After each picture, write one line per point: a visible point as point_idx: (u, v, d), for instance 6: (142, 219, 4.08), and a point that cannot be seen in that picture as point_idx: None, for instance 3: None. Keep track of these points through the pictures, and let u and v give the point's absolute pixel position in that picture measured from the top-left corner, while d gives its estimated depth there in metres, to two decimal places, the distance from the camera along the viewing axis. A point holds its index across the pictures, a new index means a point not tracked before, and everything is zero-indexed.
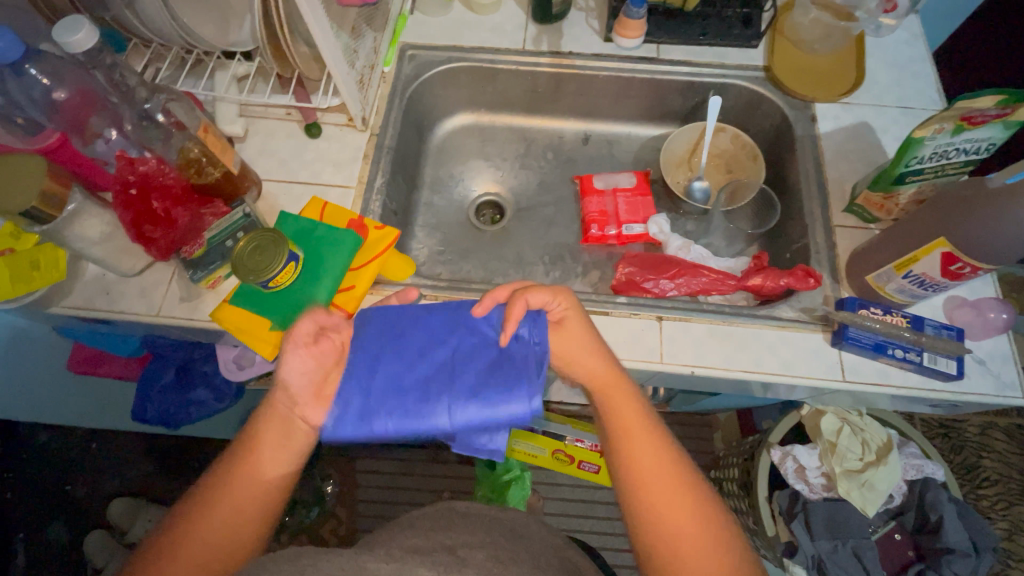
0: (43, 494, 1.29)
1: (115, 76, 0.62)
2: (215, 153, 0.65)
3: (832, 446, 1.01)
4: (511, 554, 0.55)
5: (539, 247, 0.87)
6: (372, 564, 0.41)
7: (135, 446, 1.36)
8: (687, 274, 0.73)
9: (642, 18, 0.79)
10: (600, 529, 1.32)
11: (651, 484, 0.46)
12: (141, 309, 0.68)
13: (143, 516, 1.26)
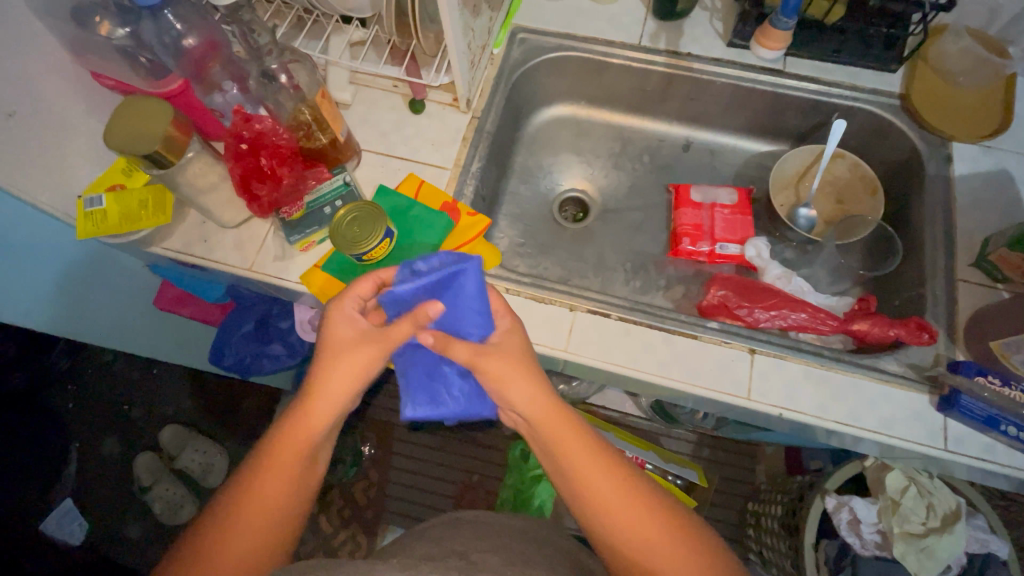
0: (106, 409, 1.38)
1: (249, 32, 0.63)
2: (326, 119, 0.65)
3: (894, 504, 0.95)
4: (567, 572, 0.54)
5: (622, 252, 0.83)
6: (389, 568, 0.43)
7: (191, 380, 1.43)
8: (785, 307, 0.68)
9: (790, 29, 0.73)
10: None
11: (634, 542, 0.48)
12: (234, 260, 0.70)
13: (190, 447, 1.34)
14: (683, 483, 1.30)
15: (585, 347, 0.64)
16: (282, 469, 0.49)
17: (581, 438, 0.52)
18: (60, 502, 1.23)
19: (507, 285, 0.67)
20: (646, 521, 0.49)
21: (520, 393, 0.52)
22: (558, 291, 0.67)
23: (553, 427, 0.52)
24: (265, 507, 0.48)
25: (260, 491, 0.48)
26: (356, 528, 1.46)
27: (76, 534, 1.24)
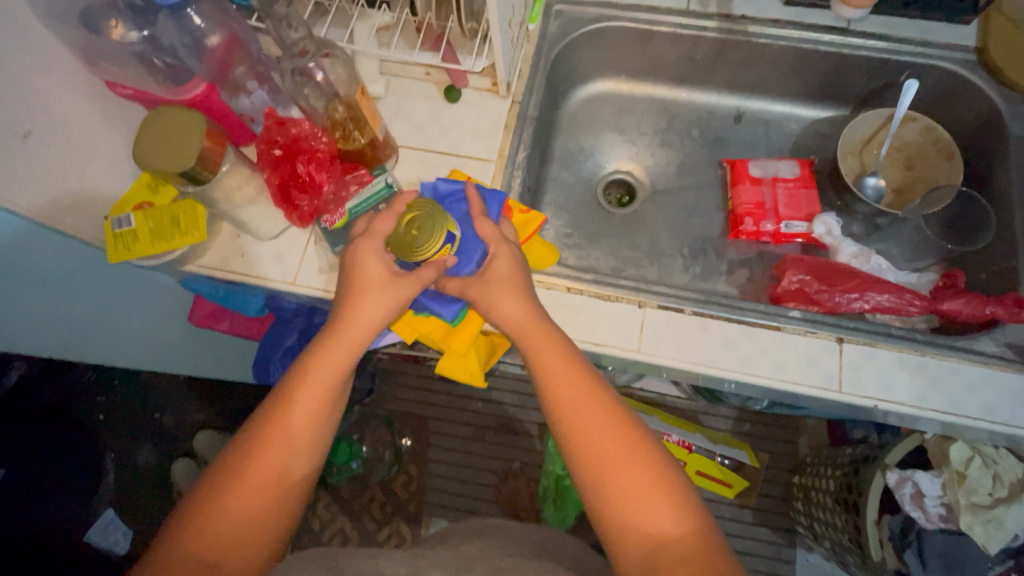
0: None
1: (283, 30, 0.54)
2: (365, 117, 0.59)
3: (960, 476, 0.92)
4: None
5: (677, 236, 0.78)
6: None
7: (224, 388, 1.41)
8: (868, 289, 0.64)
9: None
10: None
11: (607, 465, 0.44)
12: (276, 275, 0.66)
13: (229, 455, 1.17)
14: (732, 463, 1.36)
15: (659, 346, 0.60)
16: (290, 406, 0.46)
17: (562, 352, 0.51)
18: (102, 511, 1.04)
19: (570, 285, 0.63)
20: (618, 437, 0.46)
21: (496, 304, 0.54)
22: (626, 286, 0.62)
23: (534, 342, 0.52)
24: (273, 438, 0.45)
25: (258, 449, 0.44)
26: (400, 521, 1.47)
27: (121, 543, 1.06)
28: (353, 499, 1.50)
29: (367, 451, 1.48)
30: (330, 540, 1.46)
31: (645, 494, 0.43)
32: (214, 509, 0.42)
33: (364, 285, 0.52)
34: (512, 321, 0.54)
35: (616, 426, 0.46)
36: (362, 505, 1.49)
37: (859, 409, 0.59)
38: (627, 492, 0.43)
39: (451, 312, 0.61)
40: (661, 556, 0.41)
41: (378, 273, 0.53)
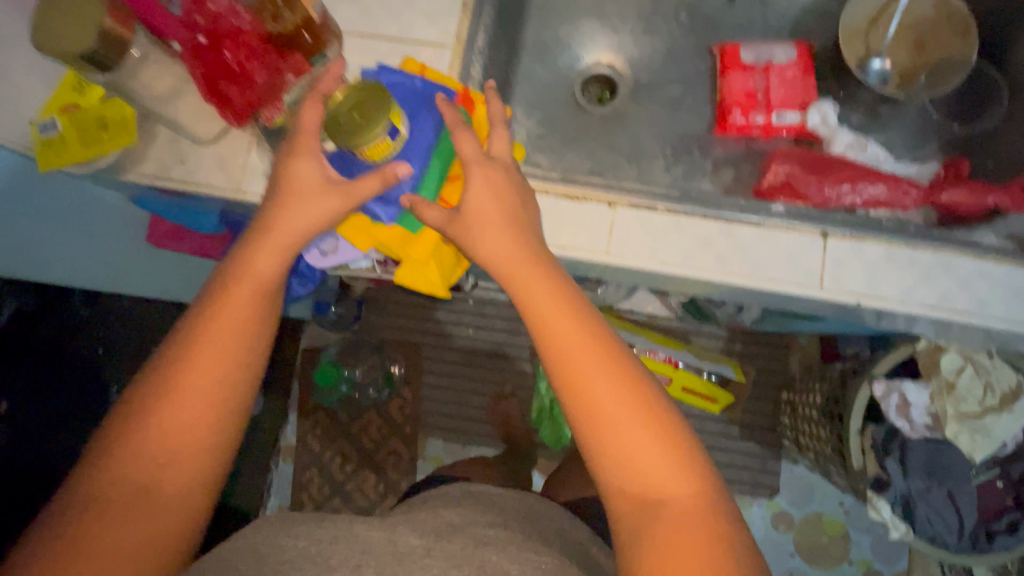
0: None
1: None
2: None
3: (949, 385, 0.91)
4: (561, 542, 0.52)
5: (660, 135, 0.72)
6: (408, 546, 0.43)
7: None
8: (860, 180, 0.58)
9: None
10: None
11: (599, 414, 0.41)
12: (220, 182, 0.62)
13: None
14: (719, 379, 1.35)
15: (629, 247, 0.56)
16: (224, 329, 0.43)
17: (556, 293, 0.46)
18: None
19: (532, 184, 0.58)
20: (618, 391, 0.42)
21: (487, 247, 0.48)
22: (595, 186, 0.57)
23: (525, 284, 0.47)
24: (208, 369, 0.42)
25: (186, 373, 0.42)
26: (398, 442, 1.51)
27: None
28: (351, 422, 1.54)
29: (360, 378, 1.50)
30: (331, 460, 1.52)
31: (647, 458, 0.40)
32: (142, 445, 0.40)
33: (299, 197, 0.48)
34: (504, 262, 0.48)
35: (619, 379, 0.42)
36: (360, 428, 1.53)
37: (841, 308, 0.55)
38: (622, 440, 0.41)
39: (392, 215, 0.55)
40: (657, 513, 0.39)
41: (316, 181, 0.49)
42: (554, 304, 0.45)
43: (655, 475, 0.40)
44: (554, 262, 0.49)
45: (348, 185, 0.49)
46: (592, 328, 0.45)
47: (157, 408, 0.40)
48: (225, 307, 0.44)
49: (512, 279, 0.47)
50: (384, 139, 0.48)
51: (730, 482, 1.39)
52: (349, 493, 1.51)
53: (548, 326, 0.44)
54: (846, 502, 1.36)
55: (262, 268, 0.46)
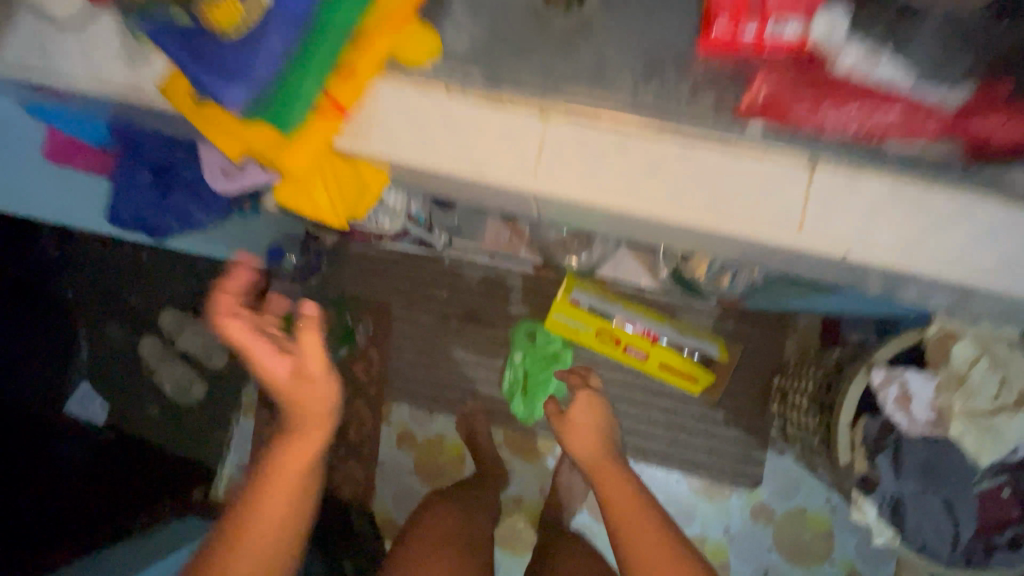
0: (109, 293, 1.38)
1: None
2: None
3: (959, 377, 0.79)
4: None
5: (628, 47, 0.56)
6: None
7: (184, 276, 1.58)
8: (877, 106, 0.47)
9: None
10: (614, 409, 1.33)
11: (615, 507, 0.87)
12: (83, 75, 0.56)
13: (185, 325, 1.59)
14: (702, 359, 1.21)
15: (602, 168, 0.56)
16: (291, 470, 0.73)
17: (637, 512, 0.85)
18: None
19: (451, 86, 0.56)
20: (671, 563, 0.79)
21: (614, 493, 0.90)
22: (570, 100, 0.55)
23: (636, 527, 0.83)
24: (287, 486, 0.73)
25: (268, 501, 0.71)
26: (360, 405, 1.44)
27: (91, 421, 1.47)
28: None
29: None
30: (291, 419, 1.46)
31: None
32: (245, 536, 0.69)
33: (292, 385, 0.79)
34: (619, 501, 0.88)
35: (664, 549, 0.80)
36: None
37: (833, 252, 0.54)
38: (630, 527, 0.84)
39: (247, 99, 0.51)
40: None
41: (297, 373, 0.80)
42: (625, 507, 0.86)
43: None
44: (630, 485, 0.90)
45: (310, 374, 0.80)
46: (652, 524, 0.83)
47: (248, 524, 0.70)
48: (290, 458, 0.74)
49: (625, 513, 0.85)
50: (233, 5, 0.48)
51: (707, 468, 1.31)
52: None
53: (635, 546, 0.81)
54: (833, 500, 1.26)
55: (309, 444, 0.76)
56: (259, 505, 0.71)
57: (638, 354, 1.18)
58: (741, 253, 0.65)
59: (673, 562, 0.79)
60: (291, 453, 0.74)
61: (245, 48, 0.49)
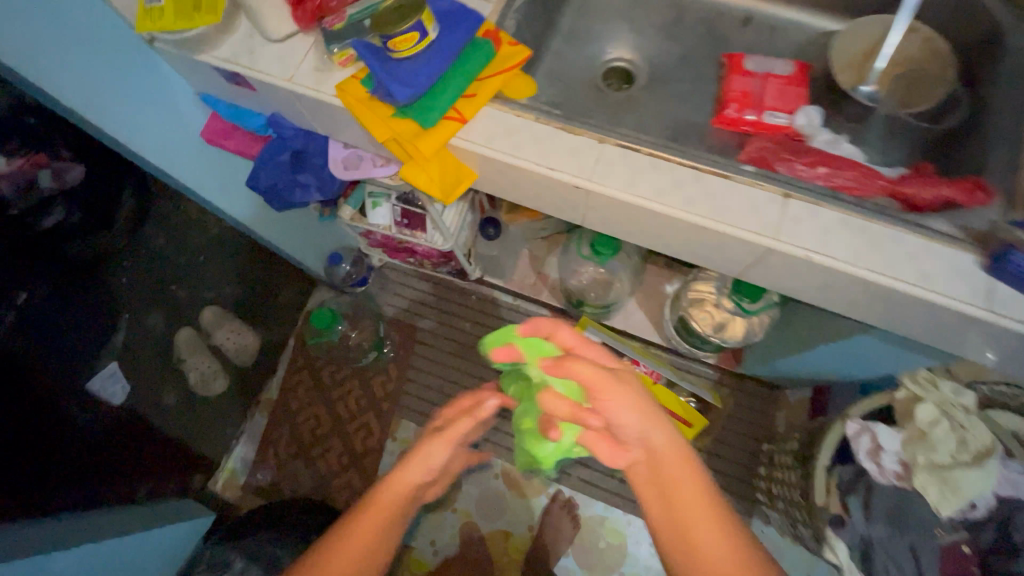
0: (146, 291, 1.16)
1: None
2: None
3: (921, 433, 0.89)
4: None
5: (662, 121, 0.80)
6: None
7: None
8: (839, 166, 0.64)
9: None
10: None
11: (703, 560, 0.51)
12: (245, 62, 0.72)
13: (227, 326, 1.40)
14: (698, 405, 1.33)
15: (609, 176, 0.62)
16: (369, 532, 0.61)
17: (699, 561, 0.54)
18: (105, 363, 1.10)
19: (541, 117, 0.65)
20: None
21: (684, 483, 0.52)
22: (690, 156, 0.62)
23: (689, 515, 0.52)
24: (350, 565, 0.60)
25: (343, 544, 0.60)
26: (371, 417, 1.52)
27: (116, 394, 1.14)
28: (331, 388, 1.56)
29: (355, 341, 1.54)
30: (304, 421, 1.54)
31: None
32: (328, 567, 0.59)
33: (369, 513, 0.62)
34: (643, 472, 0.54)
35: None
36: (339, 396, 1.55)
37: (761, 246, 0.58)
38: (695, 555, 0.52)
39: (406, 96, 0.63)
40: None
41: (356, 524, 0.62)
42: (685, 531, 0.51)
43: None
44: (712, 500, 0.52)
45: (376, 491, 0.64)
46: None
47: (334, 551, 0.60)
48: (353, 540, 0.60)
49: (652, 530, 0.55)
50: (411, 33, 0.61)
51: None
52: (312, 458, 1.51)
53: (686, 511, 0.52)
54: None
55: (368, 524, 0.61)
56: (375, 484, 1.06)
57: None
58: (778, 280, 0.65)
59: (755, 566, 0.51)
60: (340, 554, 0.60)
61: (413, 73, 0.63)
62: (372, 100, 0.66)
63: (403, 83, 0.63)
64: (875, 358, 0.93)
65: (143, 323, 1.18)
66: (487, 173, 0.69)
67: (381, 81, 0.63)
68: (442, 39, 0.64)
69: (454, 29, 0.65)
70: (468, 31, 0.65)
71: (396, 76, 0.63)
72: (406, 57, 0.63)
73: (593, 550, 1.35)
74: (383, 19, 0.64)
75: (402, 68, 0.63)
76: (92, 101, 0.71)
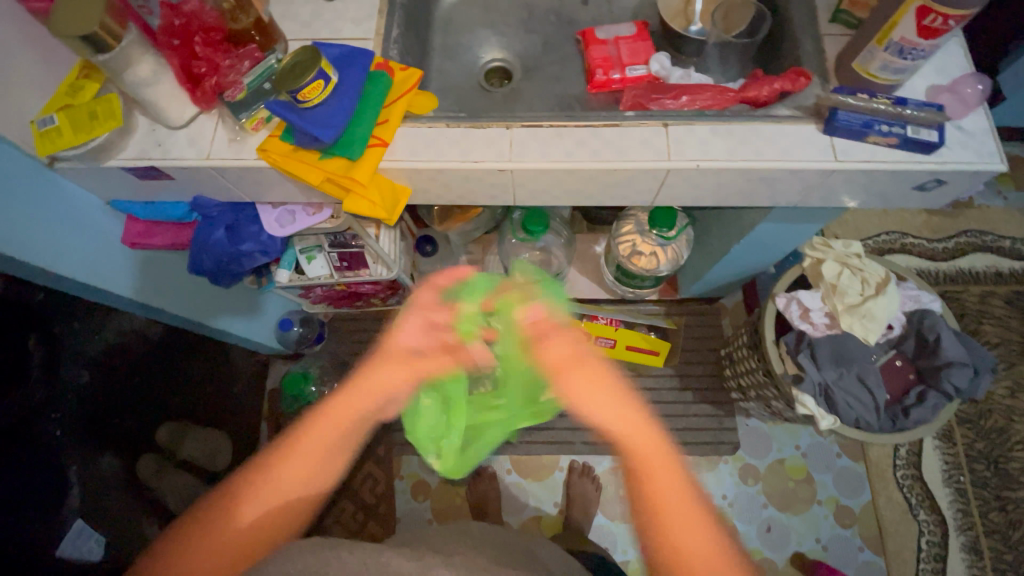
0: (99, 424, 0.99)
1: None
2: (266, 31, 0.74)
3: (833, 286, 1.07)
4: (513, 560, 0.67)
5: (548, 99, 0.91)
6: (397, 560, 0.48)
7: None
8: (694, 91, 0.78)
9: None
10: None
11: (663, 509, 0.59)
12: (157, 154, 0.75)
13: (190, 436, 1.25)
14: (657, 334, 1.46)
15: (526, 152, 0.71)
16: (281, 493, 0.61)
17: (657, 460, 0.60)
18: (71, 522, 0.94)
19: (449, 122, 0.73)
20: (666, 491, 0.59)
21: (600, 409, 0.62)
22: (582, 116, 0.73)
23: (637, 459, 0.61)
24: (247, 534, 0.58)
25: (249, 505, 0.59)
26: (372, 465, 1.51)
27: (94, 552, 0.96)
28: None
29: None
30: None
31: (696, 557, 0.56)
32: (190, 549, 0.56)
33: (288, 482, 0.62)
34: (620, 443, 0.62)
35: (653, 449, 0.61)
36: None
37: (662, 169, 0.71)
38: (643, 471, 0.60)
39: (330, 137, 0.69)
40: (661, 524, 0.58)
41: (254, 508, 0.59)
42: (637, 467, 0.60)
43: (667, 499, 0.59)
44: (642, 416, 0.63)
45: (346, 414, 0.66)
46: (665, 456, 0.61)
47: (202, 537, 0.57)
48: (263, 492, 0.61)
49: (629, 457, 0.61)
50: (317, 81, 0.68)
51: (695, 446, 1.44)
52: (327, 527, 1.46)
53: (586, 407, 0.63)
54: (802, 445, 1.43)
55: (280, 492, 0.61)
56: (298, 439, 0.64)
57: (607, 342, 1.40)
58: (685, 192, 0.77)
59: (705, 515, 0.59)
60: (265, 489, 0.61)
61: (328, 115, 0.69)
62: (298, 150, 0.72)
63: (322, 125, 0.68)
64: (780, 239, 1.09)
65: (97, 466, 1.01)
66: (421, 184, 0.76)
67: (300, 129, 0.69)
68: (343, 80, 0.71)
69: (351, 70, 0.72)
70: (363, 67, 0.73)
71: (314, 121, 0.68)
72: (317, 104, 0.69)
73: (616, 499, 1.44)
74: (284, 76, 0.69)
75: (316, 113, 0.69)
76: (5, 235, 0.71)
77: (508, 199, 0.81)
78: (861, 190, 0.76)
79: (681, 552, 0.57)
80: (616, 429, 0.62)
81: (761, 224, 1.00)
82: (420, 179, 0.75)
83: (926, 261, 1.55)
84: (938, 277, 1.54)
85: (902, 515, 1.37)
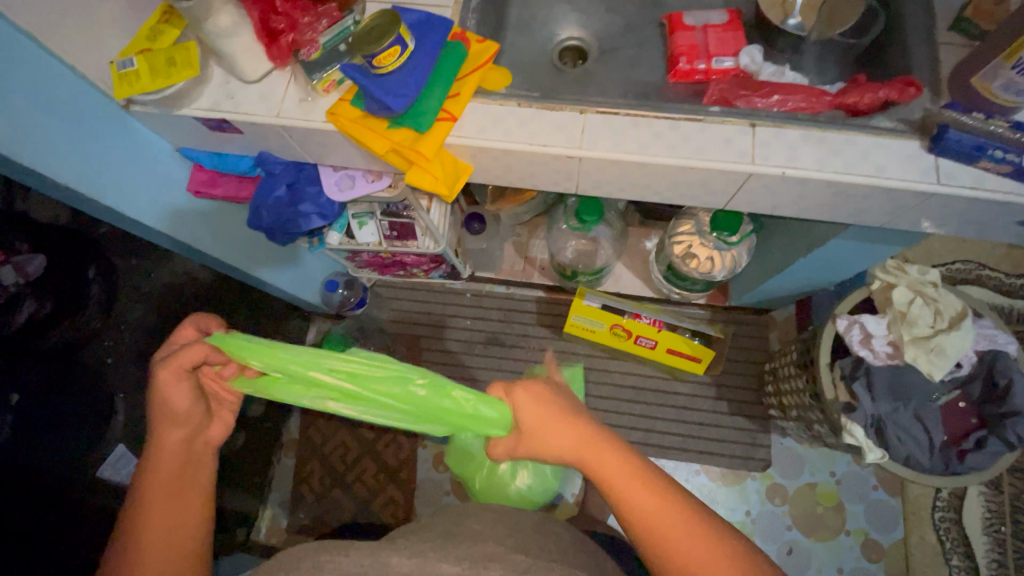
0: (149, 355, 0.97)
1: None
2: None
3: (902, 313, 1.00)
4: (539, 546, 0.66)
5: (623, 84, 0.87)
6: (398, 558, 0.47)
7: None
8: (786, 91, 0.72)
9: None
10: (630, 411, 1.45)
11: (649, 526, 0.50)
12: (228, 108, 0.75)
13: None
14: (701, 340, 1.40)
15: (597, 142, 0.68)
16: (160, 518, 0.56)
17: (614, 456, 0.54)
18: (112, 446, 0.92)
19: (520, 101, 0.70)
20: (639, 485, 0.52)
21: (550, 435, 0.55)
22: (661, 107, 0.68)
23: (594, 465, 0.53)
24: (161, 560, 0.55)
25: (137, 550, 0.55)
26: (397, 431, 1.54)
27: None
28: None
29: None
30: (331, 452, 1.53)
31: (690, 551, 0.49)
32: None
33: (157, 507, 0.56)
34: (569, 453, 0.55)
35: (603, 448, 0.54)
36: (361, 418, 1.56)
37: (742, 172, 0.66)
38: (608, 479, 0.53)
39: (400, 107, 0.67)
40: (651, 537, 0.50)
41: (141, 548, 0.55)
42: (608, 479, 0.53)
43: (639, 498, 0.51)
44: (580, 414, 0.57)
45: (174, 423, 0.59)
46: (622, 453, 0.54)
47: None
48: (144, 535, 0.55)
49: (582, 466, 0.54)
50: (393, 47, 0.66)
51: (723, 458, 1.40)
52: (349, 484, 1.51)
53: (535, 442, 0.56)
54: (837, 472, 1.37)
55: (161, 518, 0.56)
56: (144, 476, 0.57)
57: (648, 343, 1.38)
58: (761, 199, 0.72)
59: (680, 500, 0.52)
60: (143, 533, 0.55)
61: (399, 83, 0.67)
62: (366, 116, 0.70)
63: (393, 93, 0.66)
64: (850, 258, 1.03)
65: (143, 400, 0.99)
66: (483, 163, 0.74)
67: (372, 94, 0.67)
68: (419, 47, 0.69)
69: (428, 37, 0.70)
70: (439, 36, 0.70)
71: (385, 88, 0.67)
72: (390, 71, 0.67)
73: None
74: (362, 40, 0.68)
75: (388, 80, 0.67)
76: (79, 172, 0.73)
77: (569, 187, 0.78)
78: (957, 217, 0.69)
79: (666, 539, 0.49)
80: (571, 449, 0.54)
81: (834, 239, 0.93)
82: (482, 158, 0.73)
83: (1003, 297, 1.44)
84: (1013, 315, 1.42)
85: (935, 558, 1.30)
